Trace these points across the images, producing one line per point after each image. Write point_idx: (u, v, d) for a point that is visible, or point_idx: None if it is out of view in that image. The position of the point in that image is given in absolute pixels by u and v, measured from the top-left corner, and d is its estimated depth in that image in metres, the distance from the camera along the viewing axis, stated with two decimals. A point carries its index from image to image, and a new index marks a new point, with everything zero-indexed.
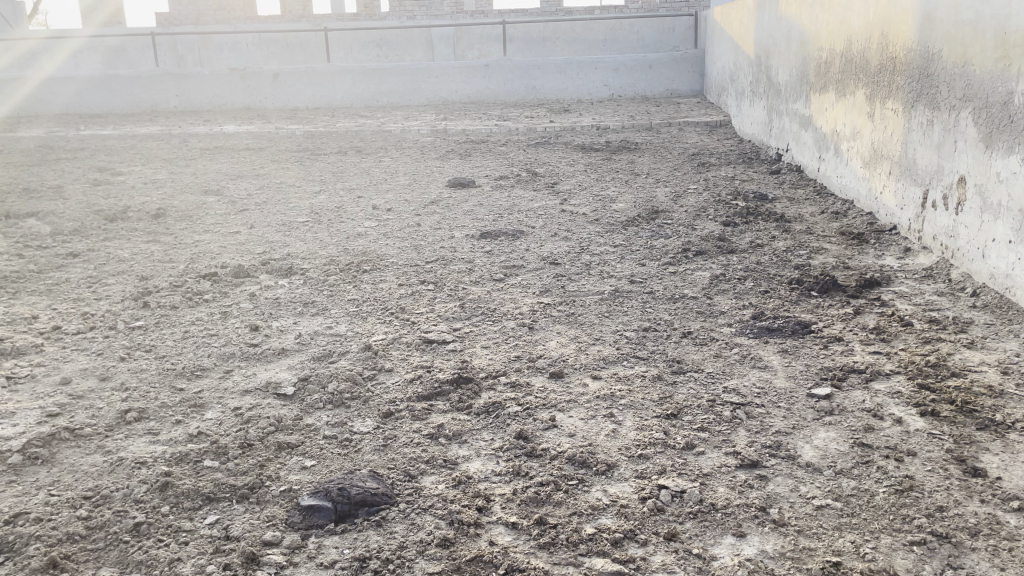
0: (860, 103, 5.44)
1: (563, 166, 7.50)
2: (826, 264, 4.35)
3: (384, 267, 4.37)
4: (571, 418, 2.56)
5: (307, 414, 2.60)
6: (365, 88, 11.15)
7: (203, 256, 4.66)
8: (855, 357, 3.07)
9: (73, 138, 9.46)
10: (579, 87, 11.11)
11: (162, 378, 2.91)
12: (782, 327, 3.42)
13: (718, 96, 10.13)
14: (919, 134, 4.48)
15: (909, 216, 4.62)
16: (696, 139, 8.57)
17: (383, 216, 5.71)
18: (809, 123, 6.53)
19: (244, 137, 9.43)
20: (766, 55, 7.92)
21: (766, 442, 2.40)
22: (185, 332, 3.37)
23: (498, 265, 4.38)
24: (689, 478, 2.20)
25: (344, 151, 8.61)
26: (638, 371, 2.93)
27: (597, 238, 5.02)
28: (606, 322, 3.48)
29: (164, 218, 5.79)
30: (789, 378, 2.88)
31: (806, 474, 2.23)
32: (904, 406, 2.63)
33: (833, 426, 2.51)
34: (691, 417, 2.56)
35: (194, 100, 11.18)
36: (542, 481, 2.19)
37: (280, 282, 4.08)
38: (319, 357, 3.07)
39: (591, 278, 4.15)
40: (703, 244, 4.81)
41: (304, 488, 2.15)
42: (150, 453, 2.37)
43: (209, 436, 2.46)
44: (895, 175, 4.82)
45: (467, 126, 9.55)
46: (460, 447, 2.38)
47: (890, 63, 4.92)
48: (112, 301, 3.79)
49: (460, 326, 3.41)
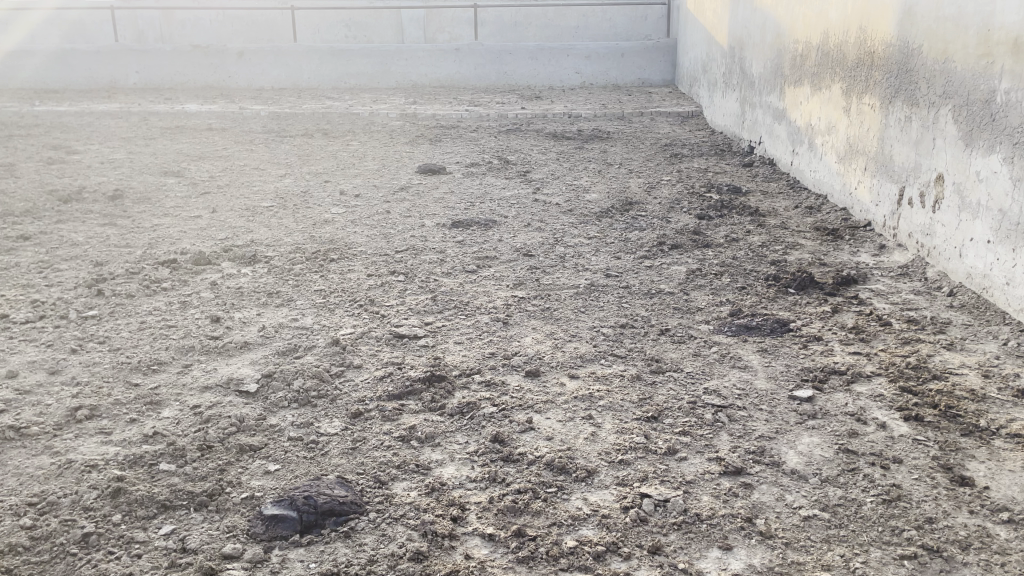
0: (836, 98, 5.40)
1: (536, 154, 7.39)
2: (802, 260, 4.30)
3: (353, 255, 4.22)
4: (548, 420, 2.46)
5: (270, 413, 2.47)
6: (333, 69, 10.89)
7: (163, 240, 4.48)
8: (835, 358, 3.02)
9: (27, 114, 9.10)
10: (551, 73, 10.97)
11: (116, 372, 2.75)
12: (760, 325, 3.36)
13: (690, 87, 10.08)
14: (896, 130, 4.45)
15: (884, 212, 4.60)
16: (669, 129, 8.51)
17: (351, 202, 5.55)
18: (782, 117, 6.49)
19: (207, 117, 9.15)
20: (740, 46, 7.87)
21: (750, 448, 2.32)
22: (142, 322, 3.21)
23: (470, 256, 4.27)
24: (672, 486, 2.12)
25: (311, 133, 8.40)
26: (616, 370, 2.84)
27: (571, 229, 4.92)
28: (582, 318, 3.38)
29: (121, 199, 5.57)
30: (770, 380, 2.81)
31: (792, 482, 2.16)
32: (887, 410, 2.58)
33: (817, 430, 2.45)
34: (671, 420, 2.48)
35: (156, 77, 10.84)
36: (520, 489, 2.09)
37: (243, 271, 3.92)
38: (284, 351, 2.93)
39: (566, 271, 4.06)
40: (678, 237, 4.74)
41: (267, 495, 2.02)
42: (101, 455, 2.22)
43: (165, 437, 2.32)
44: (871, 171, 4.78)
45: (437, 111, 9.38)
46: (433, 451, 2.28)
47: (868, 57, 4.88)
48: (65, 288, 3.61)
49: (432, 320, 3.29)
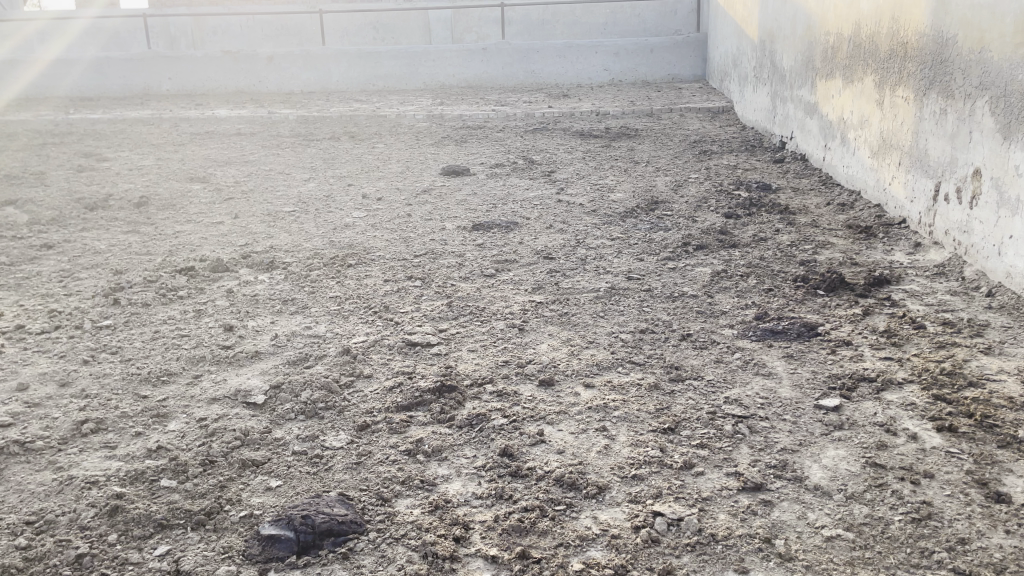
0: (868, 91, 5.22)
1: (561, 154, 7.30)
2: (833, 260, 4.15)
3: (371, 260, 4.17)
4: (560, 432, 2.38)
5: (276, 426, 2.42)
6: (361, 71, 10.89)
7: (183, 247, 4.48)
8: (864, 364, 2.89)
9: (62, 123, 9.23)
10: (580, 71, 10.85)
11: (126, 384, 2.72)
12: (787, 329, 3.24)
13: (720, 82, 9.89)
14: (931, 123, 4.28)
15: (919, 209, 4.43)
16: (698, 125, 8.35)
17: (373, 206, 5.52)
18: (814, 111, 6.31)
19: (236, 122, 9.21)
20: (770, 39, 7.68)
21: (772, 461, 2.21)
22: (156, 331, 3.19)
23: (489, 259, 4.19)
24: (687, 503, 2.02)
25: (338, 136, 8.40)
26: (633, 379, 2.74)
27: (594, 230, 4.83)
28: (601, 324, 3.29)
29: (146, 206, 5.59)
30: (795, 388, 2.69)
31: (815, 499, 2.05)
32: (919, 420, 2.45)
33: (843, 442, 2.33)
34: (689, 432, 2.38)
35: (188, 83, 10.94)
36: (527, 507, 2.01)
37: (261, 277, 3.89)
38: (295, 360, 2.89)
39: (586, 274, 3.96)
40: (704, 237, 4.61)
41: (266, 514, 1.97)
42: (103, 470, 2.18)
43: (169, 451, 2.28)
44: (905, 166, 4.61)
45: (464, 111, 9.32)
46: (439, 465, 2.21)
47: (901, 48, 4.70)
48: (82, 297, 3.61)
49: (446, 327, 3.22)
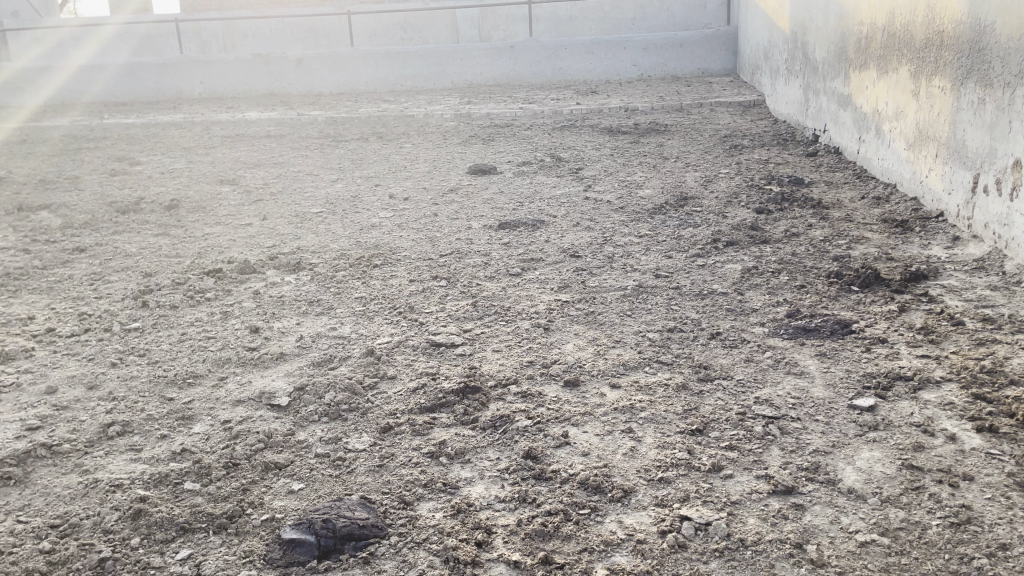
0: (903, 81, 5.09)
1: (589, 151, 7.24)
2: (868, 255, 4.05)
3: (397, 261, 4.16)
4: (585, 433, 2.34)
5: (300, 428, 2.41)
6: (389, 72, 10.91)
7: (212, 249, 4.51)
8: (900, 362, 2.80)
9: (97, 127, 9.38)
10: (608, 67, 10.77)
11: (152, 387, 2.73)
12: (820, 327, 3.16)
13: (751, 75, 9.75)
14: (969, 114, 4.16)
15: (957, 201, 4.31)
16: (728, 120, 8.23)
17: (400, 206, 5.51)
18: (847, 103, 6.18)
19: (266, 124, 9.28)
20: (802, 31, 7.55)
21: (803, 464, 2.15)
22: (183, 333, 3.20)
23: (515, 258, 4.16)
24: (715, 507, 1.97)
25: (366, 137, 8.42)
26: (661, 379, 2.69)
27: (621, 227, 4.77)
28: (628, 323, 3.24)
29: (176, 209, 5.64)
30: (828, 388, 2.62)
31: (848, 503, 1.98)
32: (957, 421, 2.36)
33: (878, 443, 2.25)
34: (718, 433, 2.32)
35: (219, 86, 11.07)
36: (550, 510, 1.97)
37: (287, 279, 3.90)
38: (319, 362, 2.88)
39: (614, 272, 3.91)
40: (734, 233, 4.53)
41: (287, 518, 1.96)
42: (128, 473, 2.19)
43: (193, 454, 2.28)
44: (942, 158, 4.49)
45: (491, 110, 9.30)
46: (462, 468, 2.18)
47: (937, 37, 4.58)
48: (112, 299, 3.64)
49: (471, 327, 3.20)
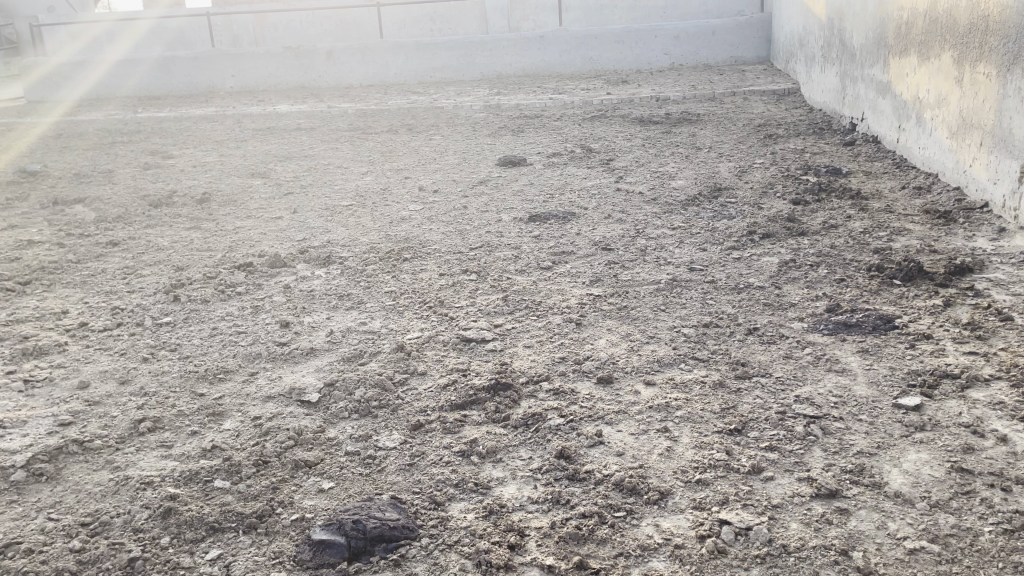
0: (946, 67, 4.94)
1: (620, 141, 7.15)
2: (910, 247, 3.94)
3: (427, 254, 4.13)
4: (619, 432, 2.28)
5: (329, 425, 2.39)
6: (418, 64, 10.87)
7: (243, 243, 4.51)
8: (946, 359, 2.70)
9: (130, 121, 9.47)
10: (640, 56, 10.62)
11: (183, 382, 2.72)
12: (861, 322, 3.06)
13: (786, 62, 9.56)
14: (1016, 101, 4.02)
15: (1003, 191, 4.17)
16: (762, 108, 8.08)
17: (429, 198, 5.47)
18: (886, 91, 6.02)
19: (296, 117, 9.30)
20: (839, 17, 7.36)
21: (847, 466, 2.07)
22: (214, 328, 3.20)
23: (546, 251, 4.10)
24: (755, 511, 1.91)
25: (395, 129, 8.40)
26: (697, 376, 2.62)
27: (654, 219, 4.69)
28: (662, 317, 3.17)
29: (208, 202, 5.66)
30: (871, 386, 2.53)
31: (896, 507, 1.91)
32: (1009, 421, 2.27)
33: (925, 445, 2.17)
34: (757, 433, 2.25)
35: (250, 79, 11.12)
36: (585, 513, 1.92)
37: (317, 273, 3.88)
38: (349, 357, 2.85)
39: (647, 265, 3.84)
40: (771, 225, 4.43)
41: (317, 518, 1.94)
42: (158, 470, 2.18)
43: (223, 451, 2.27)
44: (987, 146, 4.34)
45: (521, 100, 9.22)
46: (494, 467, 2.13)
47: (982, 21, 4.43)
48: (144, 294, 3.65)
49: (501, 322, 3.15)
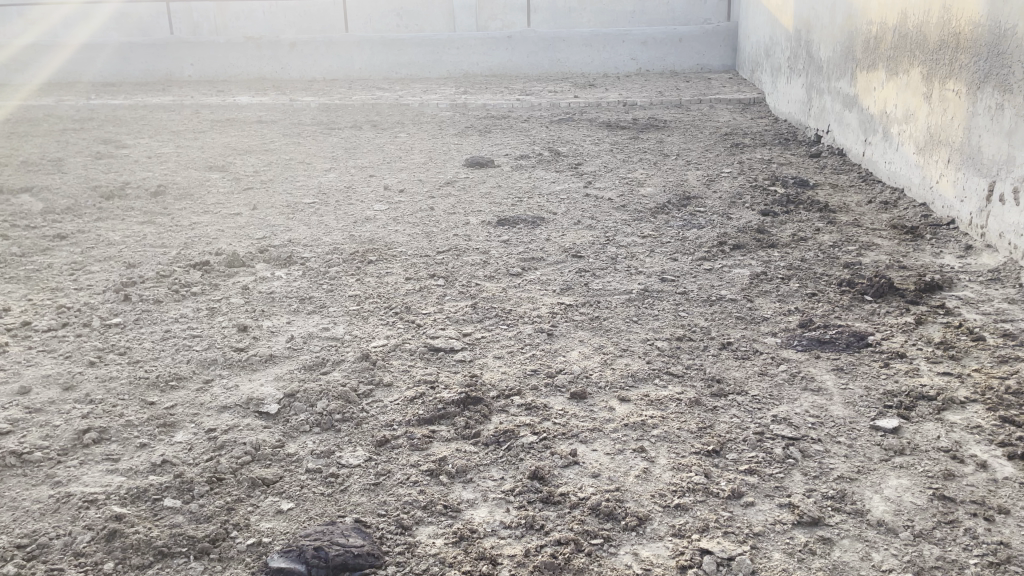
0: (914, 83, 4.96)
1: (588, 145, 7.08)
2: (879, 262, 3.93)
3: (393, 257, 4.00)
4: (594, 452, 2.20)
5: (289, 439, 2.26)
6: (384, 59, 10.69)
7: (199, 240, 4.34)
8: (921, 380, 2.67)
9: (82, 108, 9.13)
10: (607, 60, 10.58)
11: (132, 389, 2.57)
12: (835, 339, 3.03)
13: (752, 72, 9.59)
14: (985, 119, 4.03)
15: (970, 209, 4.18)
16: (729, 117, 8.09)
17: (394, 198, 5.35)
18: (853, 104, 6.04)
19: (257, 109, 9.06)
20: (807, 29, 7.39)
21: (828, 492, 2.02)
22: (167, 331, 3.04)
23: (516, 257, 4.02)
24: (737, 539, 1.84)
25: (359, 125, 8.24)
26: (672, 394, 2.55)
27: (624, 227, 4.63)
28: (635, 329, 3.10)
29: (163, 196, 5.46)
30: (848, 407, 2.49)
31: (879, 537, 1.85)
32: (987, 446, 2.24)
33: (905, 470, 2.12)
34: (736, 455, 2.19)
35: (209, 70, 10.83)
36: (560, 540, 1.83)
37: (277, 273, 3.73)
38: (311, 365, 2.72)
39: (618, 274, 3.77)
40: (740, 236, 4.40)
41: (275, 543, 1.82)
42: (103, 486, 2.04)
43: (174, 466, 2.13)
44: (955, 164, 4.36)
45: (488, 100, 9.12)
46: (464, 488, 2.04)
47: (953, 38, 4.44)
48: (92, 292, 3.47)
49: (470, 330, 3.05)
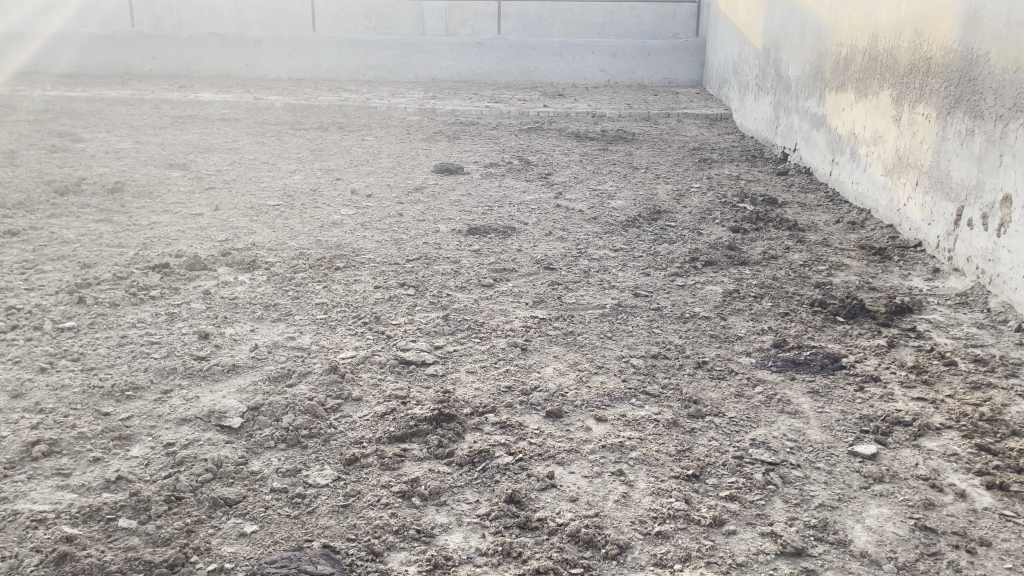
0: (883, 105, 5.01)
1: (558, 155, 7.05)
2: (849, 283, 3.94)
3: (360, 264, 3.91)
4: (572, 475, 2.14)
5: (253, 455, 2.16)
6: (352, 60, 10.55)
7: (158, 240, 4.18)
8: (897, 405, 2.66)
9: (37, 99, 8.83)
10: (575, 71, 10.58)
11: (86, 399, 2.43)
12: (809, 360, 3.01)
13: (719, 88, 9.67)
14: (955, 144, 4.08)
15: (937, 232, 4.22)
16: (696, 132, 8.13)
17: (362, 203, 5.25)
18: (821, 123, 6.10)
19: (221, 106, 8.87)
20: (776, 47, 7.46)
21: (810, 520, 1.98)
22: (123, 336, 2.90)
23: (487, 268, 3.95)
24: (720, 570, 1.79)
25: (325, 127, 8.10)
26: (649, 414, 2.50)
27: (596, 239, 4.59)
28: (609, 346, 3.05)
29: (120, 193, 5.27)
30: (825, 431, 2.46)
31: (862, 569, 1.82)
32: (965, 475, 2.22)
33: (886, 498, 2.10)
34: (716, 480, 2.14)
35: (171, 64, 10.59)
36: (539, 569, 1.76)
37: (241, 278, 3.61)
38: (276, 377, 2.61)
39: (591, 288, 3.72)
40: (712, 252, 4.38)
41: (239, 570, 1.72)
42: (53, 504, 1.92)
43: (130, 484, 2.01)
44: (923, 187, 4.40)
45: (456, 106, 9.04)
46: (437, 511, 1.96)
47: (924, 62, 4.49)
48: (44, 292, 3.31)
49: (442, 343, 2.97)
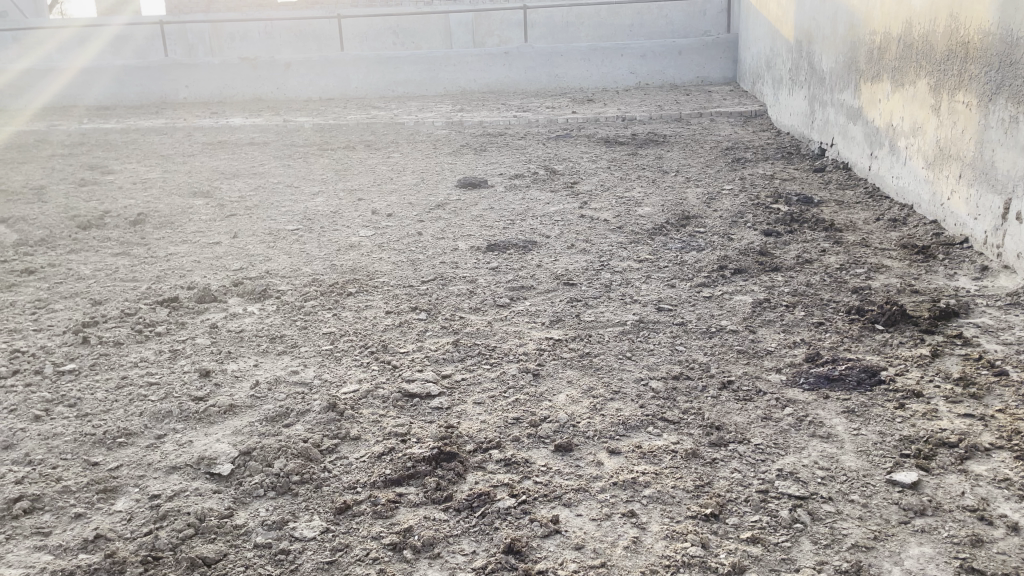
0: (921, 94, 4.73)
1: (585, 163, 6.87)
2: (889, 286, 3.70)
3: (373, 288, 3.80)
4: (579, 518, 1.98)
5: (241, 506, 2.04)
6: (380, 78, 10.48)
7: (173, 272, 4.14)
8: (941, 424, 2.43)
9: (72, 132, 8.96)
10: (605, 74, 10.33)
11: (76, 448, 2.35)
12: (844, 375, 2.79)
13: (753, 84, 9.37)
14: (999, 132, 3.81)
15: (985, 227, 3.95)
16: (729, 131, 7.87)
17: (382, 223, 5.15)
18: (858, 116, 5.81)
19: (250, 131, 8.90)
20: (808, 40, 7.18)
21: (842, 566, 1.79)
22: (123, 378, 2.82)
23: (503, 286, 3.80)
24: None
25: (352, 146, 8.05)
26: (667, 444, 2.32)
27: (619, 250, 4.41)
28: (627, 368, 2.87)
29: (142, 225, 5.26)
30: (861, 456, 2.25)
31: None
32: (1018, 504, 2.00)
33: (928, 535, 1.89)
34: (736, 519, 1.96)
35: (204, 92, 10.64)
36: None
37: (251, 309, 3.53)
38: (272, 418, 2.49)
39: (611, 304, 3.55)
40: (742, 259, 4.17)
41: None
42: (27, 568, 1.83)
43: (109, 542, 1.91)
44: (967, 179, 4.13)
45: (483, 117, 8.92)
46: (430, 566, 1.81)
47: (961, 47, 4.23)
48: (51, 334, 3.26)
49: (450, 371, 2.83)
